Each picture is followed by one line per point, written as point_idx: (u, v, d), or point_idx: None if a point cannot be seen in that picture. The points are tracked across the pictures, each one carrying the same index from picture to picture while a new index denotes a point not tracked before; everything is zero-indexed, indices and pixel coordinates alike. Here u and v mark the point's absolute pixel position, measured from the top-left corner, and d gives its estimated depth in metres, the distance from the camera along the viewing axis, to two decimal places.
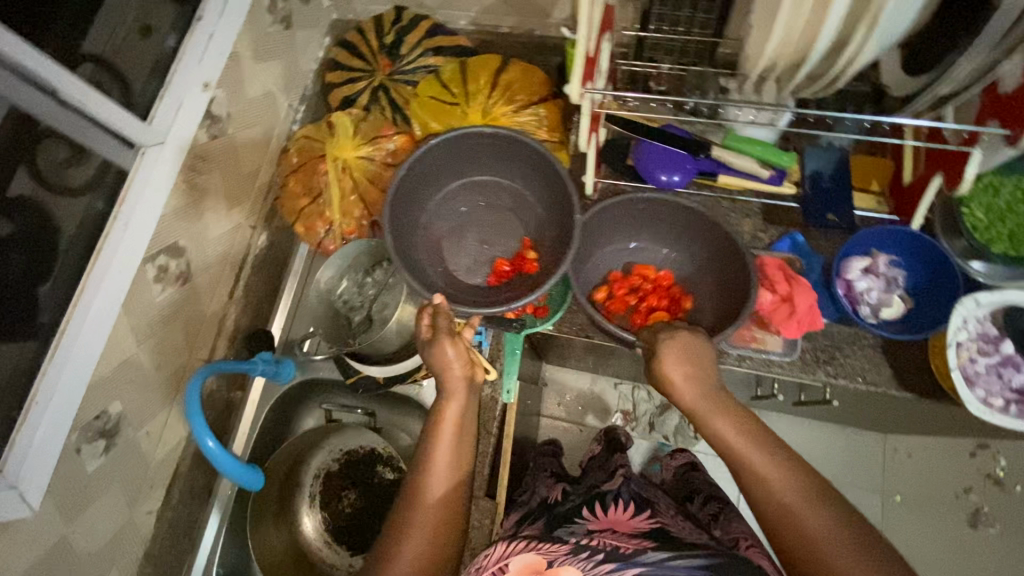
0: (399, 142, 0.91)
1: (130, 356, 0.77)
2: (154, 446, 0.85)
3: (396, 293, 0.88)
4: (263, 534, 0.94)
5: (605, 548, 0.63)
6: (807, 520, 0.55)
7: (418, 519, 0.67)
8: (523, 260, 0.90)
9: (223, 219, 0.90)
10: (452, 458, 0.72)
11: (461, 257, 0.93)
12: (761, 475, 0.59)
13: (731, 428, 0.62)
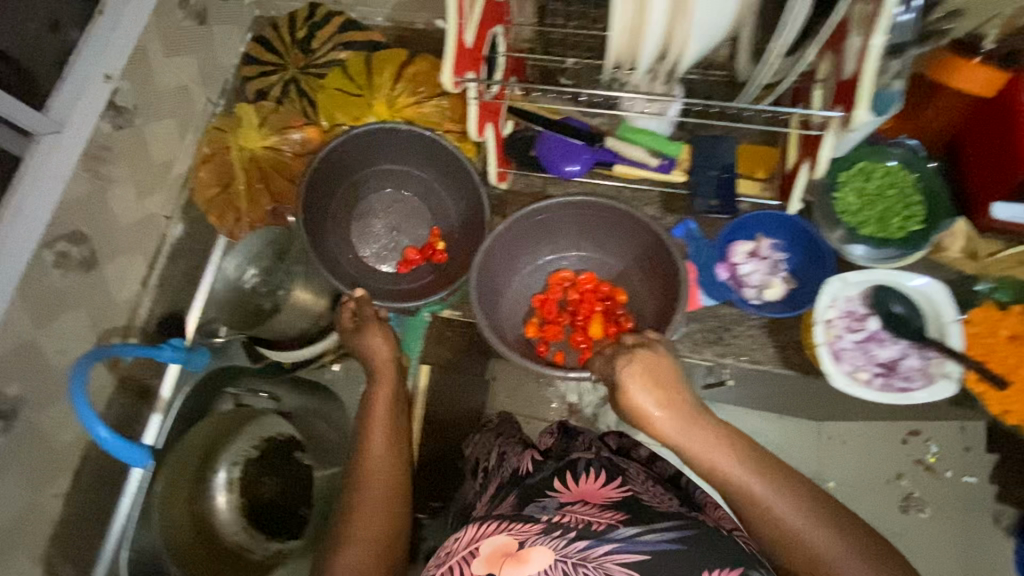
0: (305, 132, 0.94)
1: (28, 339, 0.79)
2: (59, 430, 0.86)
3: (296, 277, 0.91)
4: (169, 511, 0.91)
5: (575, 525, 0.53)
6: (795, 531, 0.55)
7: (362, 536, 0.63)
8: (432, 251, 0.94)
9: (132, 208, 0.92)
10: (386, 465, 0.68)
11: (373, 243, 0.97)
12: (745, 492, 0.58)
13: (708, 445, 0.59)
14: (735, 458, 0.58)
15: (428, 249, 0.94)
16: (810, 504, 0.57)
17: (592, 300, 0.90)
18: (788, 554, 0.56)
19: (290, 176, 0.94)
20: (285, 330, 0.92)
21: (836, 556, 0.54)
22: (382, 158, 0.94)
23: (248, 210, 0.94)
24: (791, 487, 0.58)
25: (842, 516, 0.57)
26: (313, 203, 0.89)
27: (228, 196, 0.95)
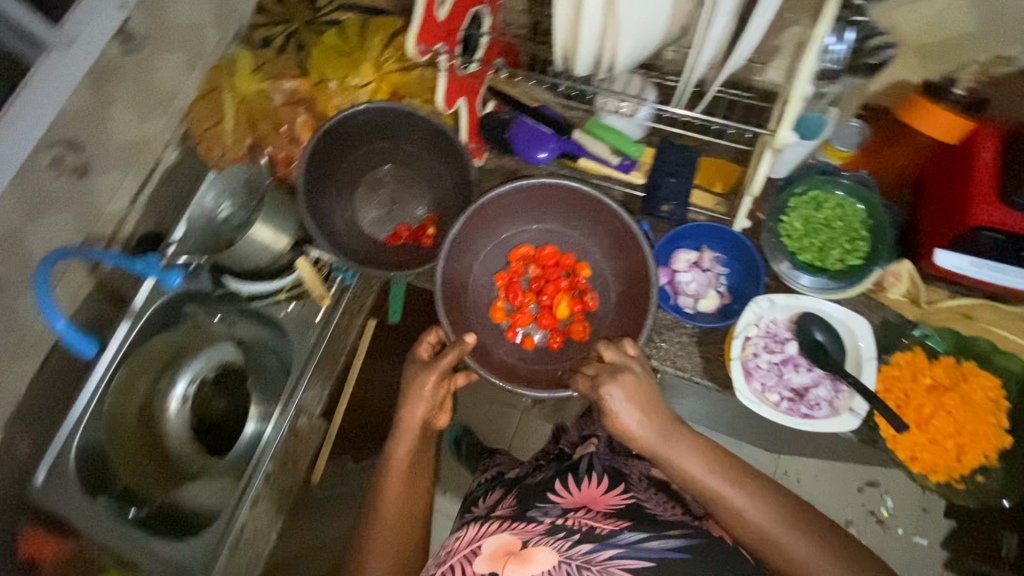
0: (296, 83, 1.00)
1: (16, 229, 0.88)
2: (34, 317, 0.95)
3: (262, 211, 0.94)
4: (119, 403, 1.01)
5: (580, 528, 0.69)
6: (778, 539, 0.66)
7: (387, 520, 0.82)
8: (422, 235, 0.98)
9: (129, 129, 0.99)
10: (405, 467, 0.84)
11: (370, 208, 1.01)
12: (727, 505, 0.68)
13: (697, 467, 0.70)
14: (720, 478, 0.69)
15: (418, 231, 0.99)
16: (790, 518, 0.67)
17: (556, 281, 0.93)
18: (771, 558, 0.67)
19: (275, 121, 1.01)
20: (245, 263, 0.97)
21: (814, 561, 0.65)
22: (394, 133, 0.96)
23: (232, 147, 1.02)
24: (771, 500, 0.68)
25: (821, 527, 0.67)
26: (320, 168, 0.92)
27: (217, 131, 1.03)
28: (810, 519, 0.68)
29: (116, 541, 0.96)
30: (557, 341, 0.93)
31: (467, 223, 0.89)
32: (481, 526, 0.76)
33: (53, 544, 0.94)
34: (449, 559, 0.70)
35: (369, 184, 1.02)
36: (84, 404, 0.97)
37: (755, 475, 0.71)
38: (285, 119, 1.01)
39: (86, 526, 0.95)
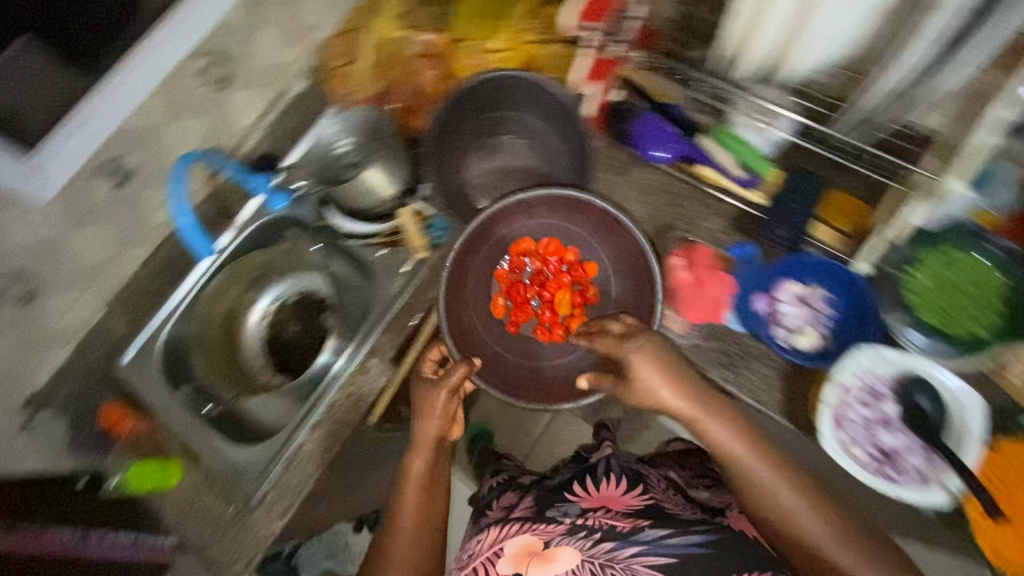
0: (435, 36, 1.01)
1: (157, 125, 0.93)
2: (154, 210, 1.02)
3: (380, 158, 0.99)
4: (213, 302, 1.06)
5: (602, 527, 0.81)
6: (797, 520, 0.75)
7: (404, 530, 0.89)
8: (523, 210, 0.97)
9: (271, 52, 1.04)
10: (422, 478, 0.91)
11: (478, 170, 1.03)
12: (757, 481, 0.78)
13: (733, 445, 0.79)
14: (754, 455, 0.78)
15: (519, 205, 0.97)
16: (812, 504, 0.76)
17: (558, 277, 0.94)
18: (791, 538, 0.75)
19: (409, 69, 1.03)
20: (353, 201, 1.00)
21: (832, 544, 0.73)
22: (527, 108, 0.96)
23: (361, 87, 1.04)
24: (796, 484, 0.77)
25: (843, 515, 0.75)
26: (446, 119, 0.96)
27: (352, 70, 1.05)
28: (832, 505, 0.76)
29: (184, 431, 1.01)
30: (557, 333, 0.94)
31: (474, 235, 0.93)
32: (501, 528, 0.87)
33: (130, 419, 1.01)
34: (473, 558, 0.83)
35: (487, 152, 1.03)
36: (178, 301, 1.04)
37: (785, 459, 0.79)
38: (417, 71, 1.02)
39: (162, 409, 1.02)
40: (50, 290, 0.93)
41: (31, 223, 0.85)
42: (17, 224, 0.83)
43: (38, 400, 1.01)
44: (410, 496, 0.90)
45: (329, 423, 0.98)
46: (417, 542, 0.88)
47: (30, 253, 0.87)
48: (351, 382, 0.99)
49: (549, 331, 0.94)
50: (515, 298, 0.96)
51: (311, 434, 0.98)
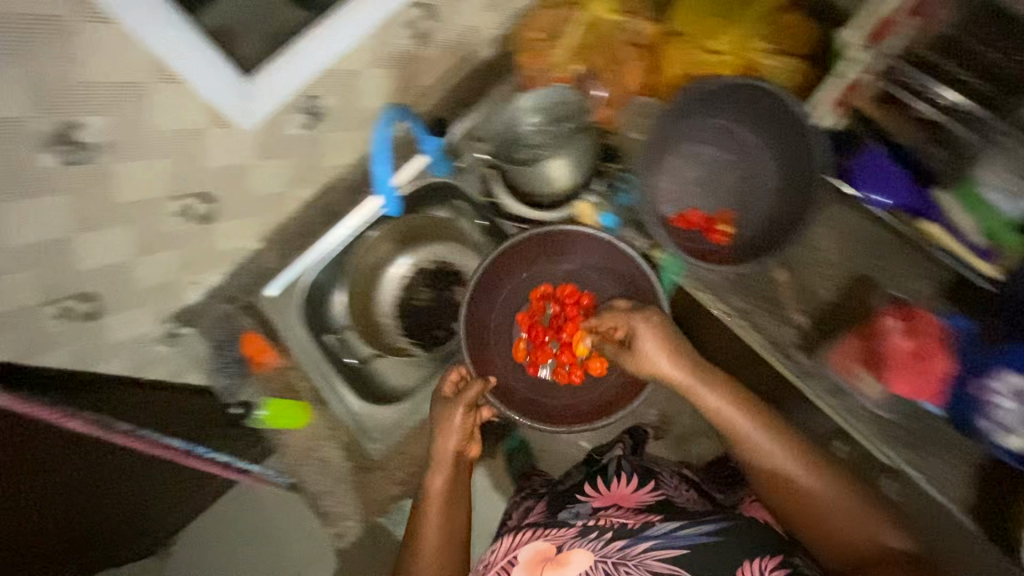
0: (650, 28, 0.94)
1: (357, 71, 0.91)
2: (328, 154, 1.00)
3: (572, 149, 0.94)
4: (363, 255, 1.04)
5: (612, 525, 0.74)
6: (809, 491, 0.71)
7: (430, 544, 0.82)
8: (712, 229, 0.88)
9: (472, 14, 0.99)
10: (442, 494, 0.85)
11: (669, 179, 0.91)
12: (758, 452, 0.74)
13: (732, 416, 0.75)
14: (772, 441, 0.74)
15: (709, 224, 0.88)
16: (812, 468, 0.72)
17: (574, 319, 0.94)
18: (804, 519, 0.70)
19: (612, 56, 0.96)
20: (525, 185, 0.97)
21: (805, 487, 0.71)
22: (752, 128, 0.87)
23: (558, 66, 0.99)
24: (812, 463, 0.72)
25: (869, 499, 0.70)
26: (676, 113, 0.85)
27: (551, 46, 0.99)
28: (857, 489, 0.71)
29: (315, 374, 1.01)
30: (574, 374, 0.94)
31: (502, 261, 0.94)
32: (514, 537, 0.80)
33: (270, 347, 1.03)
34: (486, 570, 0.76)
35: (680, 163, 0.91)
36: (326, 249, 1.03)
37: (780, 424, 0.76)
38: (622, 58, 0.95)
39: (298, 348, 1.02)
40: (225, 215, 0.93)
41: (229, 148, 0.84)
42: (219, 148, 0.83)
43: (187, 316, 1.03)
44: (434, 509, 0.84)
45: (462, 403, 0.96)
46: (444, 551, 0.82)
47: (221, 177, 0.87)
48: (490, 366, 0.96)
49: (568, 374, 0.96)
50: (535, 339, 0.96)
51: None
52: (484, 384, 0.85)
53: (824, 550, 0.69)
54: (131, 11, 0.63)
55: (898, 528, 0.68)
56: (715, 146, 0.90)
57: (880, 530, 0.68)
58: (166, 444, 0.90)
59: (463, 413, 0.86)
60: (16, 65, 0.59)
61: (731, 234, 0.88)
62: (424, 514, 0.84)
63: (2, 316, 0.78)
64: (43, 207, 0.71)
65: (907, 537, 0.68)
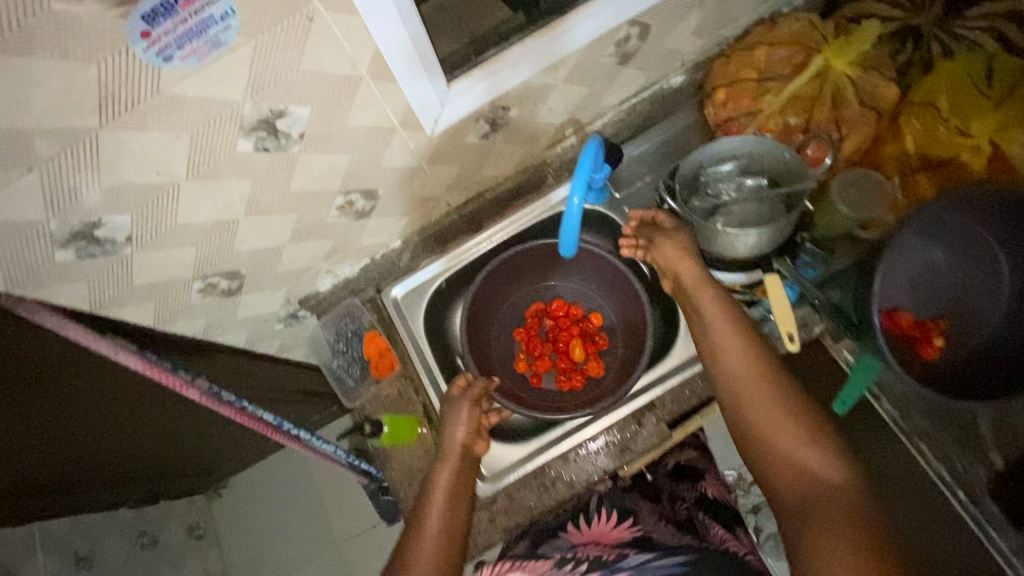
0: (889, 95, 0.82)
1: (552, 86, 0.82)
2: (492, 164, 0.93)
3: (766, 215, 0.84)
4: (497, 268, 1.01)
5: (590, 558, 0.77)
6: (779, 428, 0.62)
7: (429, 525, 0.72)
8: (928, 341, 0.76)
9: (680, 39, 0.89)
10: (451, 487, 0.77)
11: (897, 264, 0.77)
12: (743, 382, 0.66)
13: (724, 335, 0.70)
14: (729, 332, 0.70)
15: (923, 332, 0.77)
16: (773, 389, 0.64)
17: (568, 326, 1.00)
18: (770, 455, 0.62)
19: (837, 116, 0.83)
20: (702, 240, 0.85)
21: (766, 412, 0.63)
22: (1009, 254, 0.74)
23: (769, 113, 0.85)
24: (774, 378, 0.65)
25: (805, 410, 0.63)
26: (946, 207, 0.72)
27: (764, 90, 0.87)
28: (803, 403, 0.64)
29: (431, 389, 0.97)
30: (574, 381, 0.98)
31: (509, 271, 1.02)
32: (497, 565, 0.81)
33: (389, 350, 0.97)
34: None
35: (913, 248, 0.77)
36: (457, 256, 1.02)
37: (777, 367, 0.66)
38: (850, 122, 0.83)
39: (419, 360, 0.97)
40: (379, 212, 0.87)
41: (407, 150, 0.77)
42: (399, 150, 0.76)
43: (313, 302, 0.99)
44: (438, 493, 0.76)
45: (583, 459, 0.88)
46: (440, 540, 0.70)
47: (390, 178, 0.81)
48: (622, 428, 0.89)
49: (569, 380, 0.98)
50: (534, 351, 1.00)
51: (561, 463, 0.89)
52: (491, 380, 0.87)
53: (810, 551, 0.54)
54: (373, 9, 0.56)
55: (846, 468, 0.58)
56: (943, 245, 0.77)
57: (844, 478, 0.58)
58: (260, 416, 0.93)
59: (472, 408, 0.86)
60: (252, 49, 0.53)
61: (945, 351, 0.76)
62: (428, 501, 0.75)
63: (155, 286, 0.74)
64: (225, 189, 0.66)
65: (845, 462, 0.59)
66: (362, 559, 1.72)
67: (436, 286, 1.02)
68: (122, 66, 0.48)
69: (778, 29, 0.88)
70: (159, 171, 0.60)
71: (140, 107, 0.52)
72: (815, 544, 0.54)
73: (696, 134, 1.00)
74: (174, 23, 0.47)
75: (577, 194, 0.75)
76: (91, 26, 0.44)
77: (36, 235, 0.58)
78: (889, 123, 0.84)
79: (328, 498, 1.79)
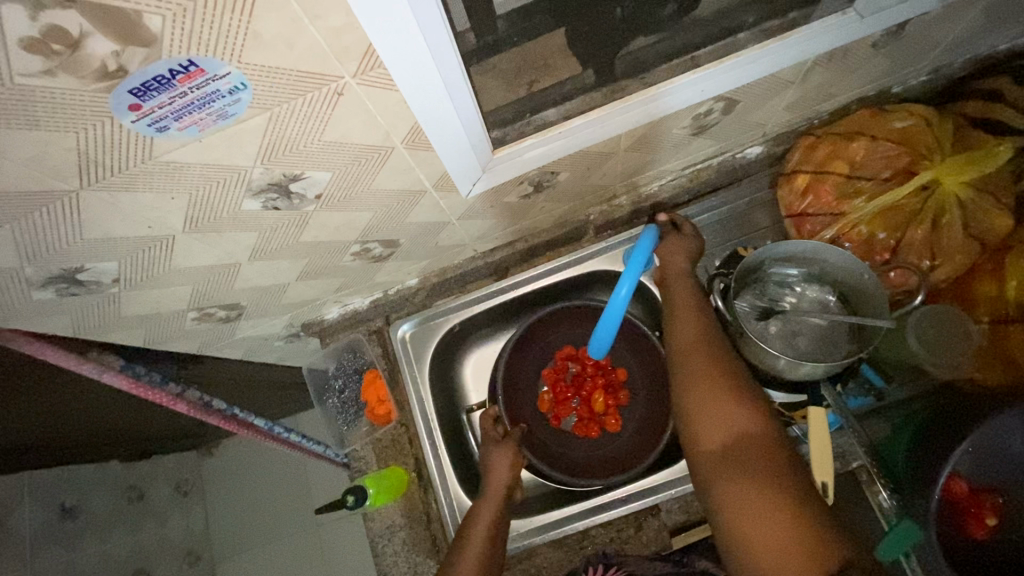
0: (1002, 229, 0.70)
1: (610, 154, 0.72)
2: (531, 217, 0.84)
3: (824, 345, 0.75)
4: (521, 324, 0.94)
5: None
6: (711, 392, 0.60)
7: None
8: (977, 515, 0.66)
9: (765, 115, 0.77)
10: (488, 535, 0.73)
11: (988, 449, 0.65)
12: (688, 350, 0.65)
13: (681, 312, 0.70)
14: (683, 308, 0.70)
15: (974, 504, 0.66)
16: (712, 360, 0.63)
17: (595, 374, 0.91)
18: (701, 420, 0.59)
19: (933, 242, 0.72)
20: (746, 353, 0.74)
21: (703, 377, 0.61)
22: None
23: (854, 220, 0.74)
24: (712, 348, 0.64)
25: (740, 374, 0.61)
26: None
27: (853, 190, 0.75)
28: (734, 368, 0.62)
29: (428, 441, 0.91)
30: (592, 429, 0.90)
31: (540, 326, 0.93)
32: None
33: (389, 395, 0.93)
34: None
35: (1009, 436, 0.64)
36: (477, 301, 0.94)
37: (716, 337, 0.66)
38: (945, 253, 0.71)
39: (418, 407, 0.90)
40: (398, 256, 0.80)
41: (437, 207, 0.69)
42: (428, 206, 0.68)
43: (318, 327, 0.93)
44: (475, 541, 0.72)
45: (574, 551, 0.83)
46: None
47: (416, 228, 0.72)
48: (619, 526, 0.83)
49: (585, 427, 0.90)
50: (554, 394, 0.92)
51: (550, 549, 0.84)
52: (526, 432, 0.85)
53: (726, 501, 0.52)
54: (417, 86, 0.46)
55: (771, 427, 0.56)
56: None
57: (754, 423, 0.56)
58: (251, 422, 0.89)
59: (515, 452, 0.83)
60: (266, 120, 0.44)
61: (993, 528, 0.66)
62: (465, 545, 0.71)
63: (145, 316, 0.68)
64: (227, 240, 0.59)
65: (763, 414, 0.57)
66: (340, 550, 1.53)
67: (448, 330, 0.94)
68: (108, 136, 0.40)
69: (885, 123, 0.76)
70: (152, 226, 0.52)
71: (127, 171, 0.44)
72: (734, 497, 0.52)
73: (761, 213, 0.89)
74: (172, 96, 0.38)
75: (627, 287, 0.71)
76: (67, 98, 0.36)
77: (10, 280, 0.52)
78: (992, 256, 0.72)
79: (314, 476, 1.60)
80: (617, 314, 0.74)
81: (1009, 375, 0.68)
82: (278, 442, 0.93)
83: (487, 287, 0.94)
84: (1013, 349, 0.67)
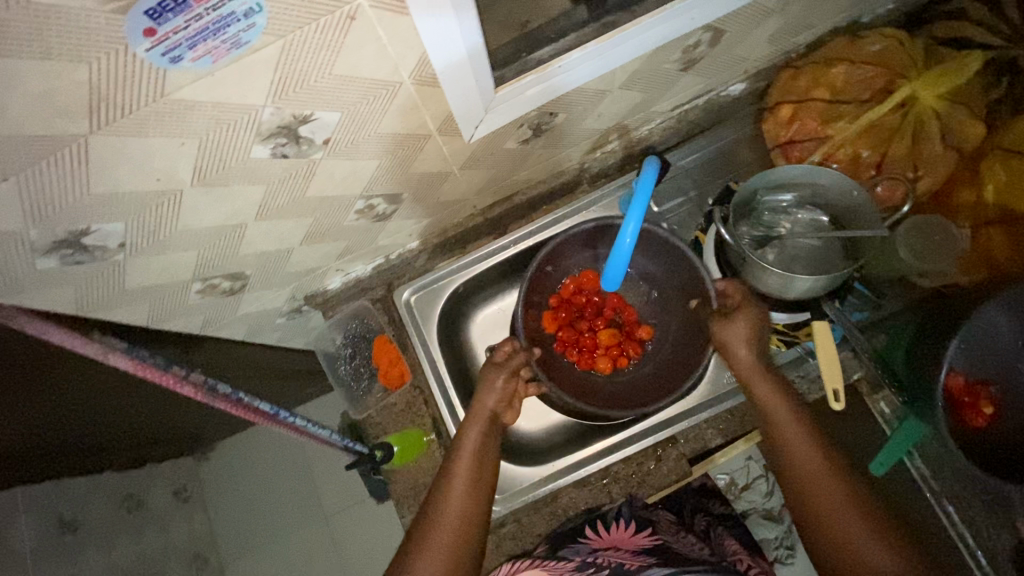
0: (976, 136, 0.75)
1: (605, 91, 0.73)
2: (528, 167, 0.85)
3: (821, 262, 0.77)
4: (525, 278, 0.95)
5: (611, 564, 0.69)
6: (845, 522, 0.57)
7: (449, 514, 0.65)
8: (976, 408, 0.69)
9: (747, 49, 0.80)
10: (477, 452, 0.73)
11: (981, 343, 0.68)
12: (798, 457, 0.63)
13: (786, 424, 0.66)
14: (790, 420, 0.66)
15: (971, 398, 0.70)
16: (837, 477, 0.60)
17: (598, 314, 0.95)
18: (836, 544, 0.57)
19: (916, 153, 0.76)
20: (748, 276, 0.77)
21: (832, 512, 0.58)
22: None
23: (839, 141, 0.77)
24: (827, 453, 0.63)
25: (869, 503, 0.58)
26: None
27: (836, 114, 0.78)
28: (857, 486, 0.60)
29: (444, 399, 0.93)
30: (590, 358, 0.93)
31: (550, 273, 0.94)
32: (512, 565, 0.74)
33: (400, 358, 0.95)
34: None
35: (993, 327, 0.67)
36: (479, 259, 0.95)
37: (822, 435, 0.65)
38: (927, 163, 0.76)
39: (431, 371, 0.91)
40: (400, 215, 0.80)
41: (441, 154, 0.69)
42: (432, 154, 0.68)
43: (320, 299, 0.92)
44: (466, 452, 0.73)
45: (597, 489, 0.84)
46: (467, 506, 0.66)
47: (419, 181, 0.73)
48: (639, 461, 0.85)
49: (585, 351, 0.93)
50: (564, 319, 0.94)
51: (574, 489, 0.85)
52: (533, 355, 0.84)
53: None
54: (426, 9, 0.46)
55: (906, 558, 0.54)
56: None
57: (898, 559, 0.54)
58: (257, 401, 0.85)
59: (507, 378, 0.82)
60: (279, 50, 0.43)
61: (989, 414, 0.70)
62: (449, 478, 0.69)
63: (149, 288, 0.66)
64: (234, 195, 0.58)
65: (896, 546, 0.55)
66: (354, 542, 1.52)
67: (453, 290, 0.96)
68: (121, 66, 0.39)
69: (864, 46, 0.79)
70: (160, 177, 0.51)
71: (138, 112, 0.43)
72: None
73: (747, 149, 0.93)
74: (187, 20, 0.37)
75: (634, 222, 0.73)
76: (80, 23, 0.35)
77: (14, 244, 0.50)
78: (969, 163, 0.77)
79: (317, 464, 1.59)
80: (626, 250, 0.76)
81: (993, 273, 0.72)
82: (289, 426, 0.86)
83: (489, 245, 0.95)
84: (994, 251, 0.72)
